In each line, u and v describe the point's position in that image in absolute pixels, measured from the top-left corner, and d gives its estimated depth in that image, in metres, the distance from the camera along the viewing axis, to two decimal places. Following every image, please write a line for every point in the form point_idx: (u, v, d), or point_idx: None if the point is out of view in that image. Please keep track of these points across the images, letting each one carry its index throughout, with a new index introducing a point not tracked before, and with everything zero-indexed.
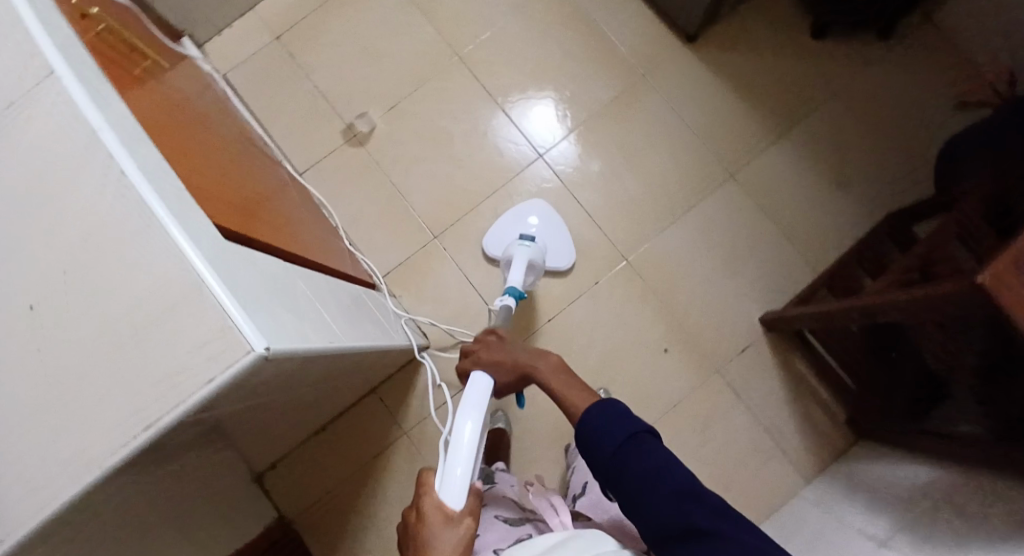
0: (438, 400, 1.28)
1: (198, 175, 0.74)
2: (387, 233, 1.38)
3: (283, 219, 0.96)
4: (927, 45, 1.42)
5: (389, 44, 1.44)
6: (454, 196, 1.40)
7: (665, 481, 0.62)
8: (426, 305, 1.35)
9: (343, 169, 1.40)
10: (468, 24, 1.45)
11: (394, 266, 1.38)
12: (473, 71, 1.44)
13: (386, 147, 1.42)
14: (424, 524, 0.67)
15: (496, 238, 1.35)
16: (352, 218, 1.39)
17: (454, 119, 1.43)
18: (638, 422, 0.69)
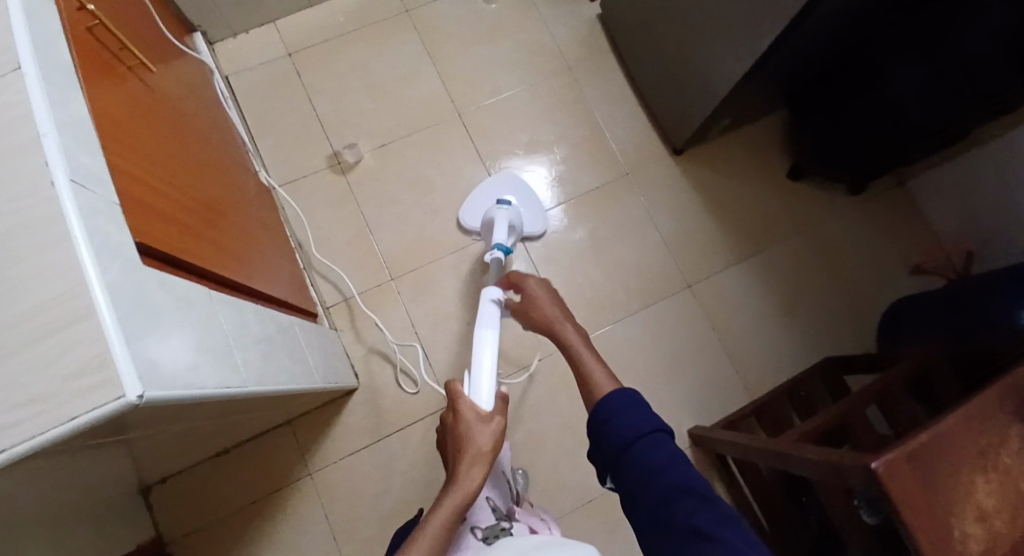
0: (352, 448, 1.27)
1: (151, 183, 0.74)
2: (346, 265, 1.38)
3: (234, 239, 0.95)
4: (895, 207, 1.50)
5: (394, 87, 1.48)
6: (420, 245, 1.40)
7: (672, 481, 0.61)
8: (366, 345, 1.34)
9: (319, 193, 1.41)
10: (473, 86, 1.50)
11: (345, 299, 1.37)
12: (469, 130, 1.48)
13: (367, 181, 1.43)
14: (462, 420, 0.83)
15: (475, 205, 1.41)
16: (316, 243, 1.39)
17: (439, 171, 1.45)
18: (658, 417, 0.69)
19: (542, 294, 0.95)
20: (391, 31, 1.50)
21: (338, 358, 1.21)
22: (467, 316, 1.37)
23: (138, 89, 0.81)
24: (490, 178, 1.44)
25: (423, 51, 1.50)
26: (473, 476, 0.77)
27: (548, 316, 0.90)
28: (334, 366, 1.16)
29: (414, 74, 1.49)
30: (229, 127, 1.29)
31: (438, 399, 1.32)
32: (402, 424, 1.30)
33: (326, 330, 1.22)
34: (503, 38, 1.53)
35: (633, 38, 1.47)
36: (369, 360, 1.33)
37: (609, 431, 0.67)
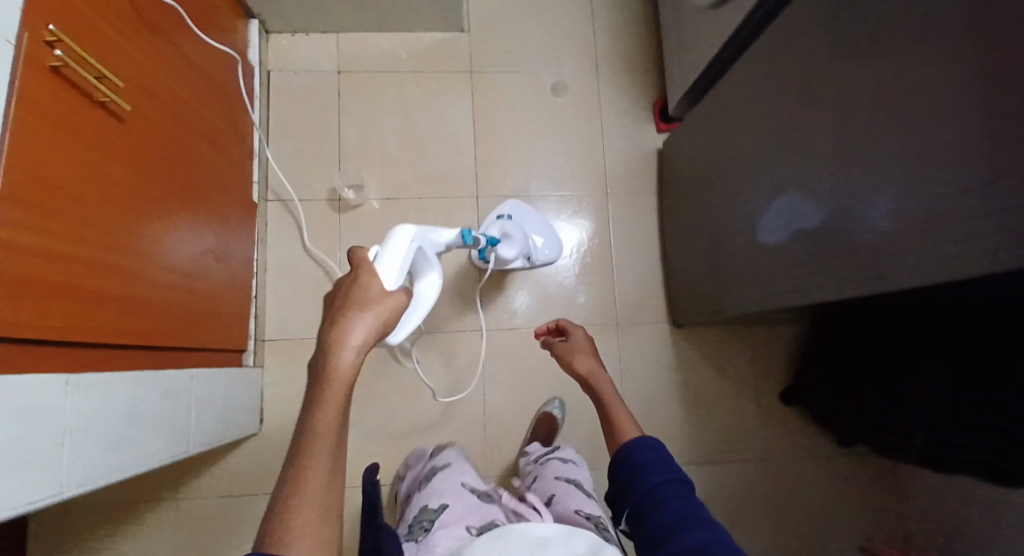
0: (228, 491, 1.23)
1: (70, 244, 0.69)
2: (301, 304, 1.31)
3: (164, 286, 0.90)
4: (875, 479, 1.37)
5: (426, 144, 1.40)
6: None
7: (695, 532, 0.65)
8: (285, 392, 1.28)
9: (306, 220, 1.34)
10: (504, 174, 1.41)
11: (286, 336, 1.30)
12: (480, 216, 1.38)
13: (359, 227, 1.35)
14: (353, 279, 0.65)
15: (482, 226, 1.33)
16: (282, 269, 1.33)
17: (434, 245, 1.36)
18: (678, 469, 0.74)
19: (591, 360, 0.97)
20: (447, 86, 1.42)
21: (240, 410, 1.14)
22: None
23: (103, 126, 0.75)
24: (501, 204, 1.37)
25: (470, 120, 1.42)
26: (353, 345, 0.60)
27: (597, 377, 0.93)
28: (235, 419, 1.12)
29: (451, 139, 1.40)
30: (244, 131, 1.24)
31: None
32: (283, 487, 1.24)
33: (246, 373, 1.17)
34: (554, 138, 1.44)
35: (682, 195, 1.36)
36: (281, 409, 1.27)
37: (638, 481, 0.73)
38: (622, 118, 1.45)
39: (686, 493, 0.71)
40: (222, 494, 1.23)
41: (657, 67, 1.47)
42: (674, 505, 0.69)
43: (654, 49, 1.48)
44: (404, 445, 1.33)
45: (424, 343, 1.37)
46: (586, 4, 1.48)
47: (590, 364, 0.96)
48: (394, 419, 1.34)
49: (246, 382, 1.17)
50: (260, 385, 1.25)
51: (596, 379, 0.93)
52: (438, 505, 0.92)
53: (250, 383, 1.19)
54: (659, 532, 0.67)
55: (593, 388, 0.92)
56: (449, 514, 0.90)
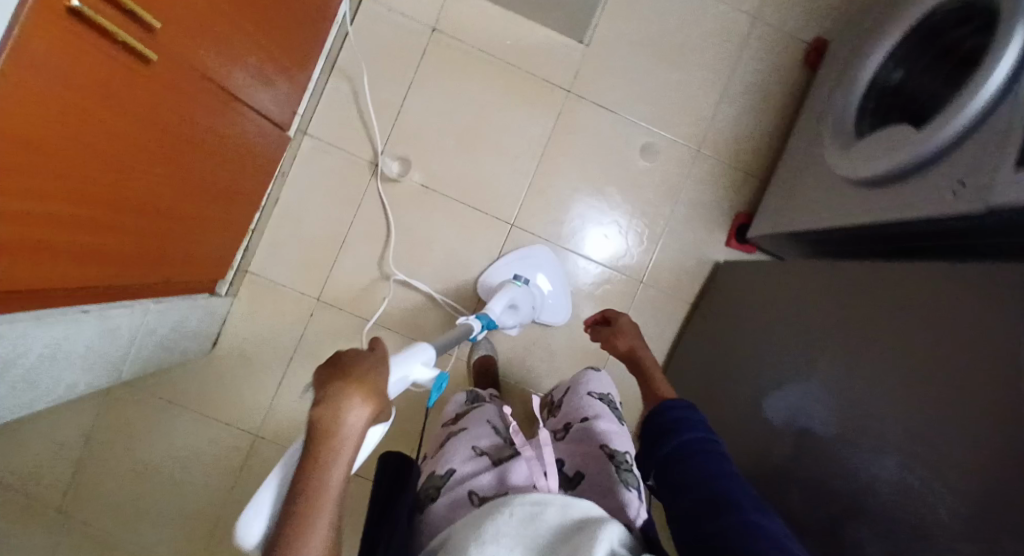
0: (156, 395, 1.21)
1: (40, 218, 0.59)
2: (295, 252, 1.25)
3: (151, 232, 0.81)
4: None
5: (487, 150, 1.27)
6: (367, 299, 1.26)
7: (726, 489, 0.56)
8: (245, 330, 1.24)
9: (334, 173, 1.25)
10: (550, 216, 1.29)
11: (270, 276, 1.25)
12: (506, 247, 1.28)
13: (382, 202, 1.26)
14: (343, 355, 0.47)
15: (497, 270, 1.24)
16: (292, 209, 1.25)
17: (446, 255, 1.27)
18: (720, 440, 0.65)
19: (630, 338, 1.06)
20: (538, 98, 1.27)
21: (188, 336, 1.11)
22: None
23: (129, 79, 0.62)
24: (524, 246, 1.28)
25: (543, 144, 1.28)
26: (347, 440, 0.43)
27: (636, 351, 1.01)
28: (179, 346, 1.10)
29: (516, 155, 1.27)
30: (301, 53, 1.08)
31: (246, 431, 1.23)
32: (201, 421, 1.22)
33: (210, 301, 1.13)
34: (619, 202, 1.30)
35: (711, 323, 1.23)
36: (232, 345, 1.24)
37: (668, 437, 0.67)
38: (698, 213, 1.31)
39: (715, 451, 0.63)
40: (149, 396, 1.21)
41: (762, 180, 1.31)
42: (696, 455, 0.62)
43: (770, 159, 1.31)
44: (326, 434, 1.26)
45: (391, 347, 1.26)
46: (723, 76, 1.29)
47: (629, 344, 1.04)
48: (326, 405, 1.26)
49: (206, 309, 1.14)
50: (220, 314, 1.21)
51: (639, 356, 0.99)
52: (444, 472, 0.72)
53: (209, 313, 1.15)
54: (682, 478, 0.61)
55: (636, 363, 0.99)
56: (459, 482, 0.70)
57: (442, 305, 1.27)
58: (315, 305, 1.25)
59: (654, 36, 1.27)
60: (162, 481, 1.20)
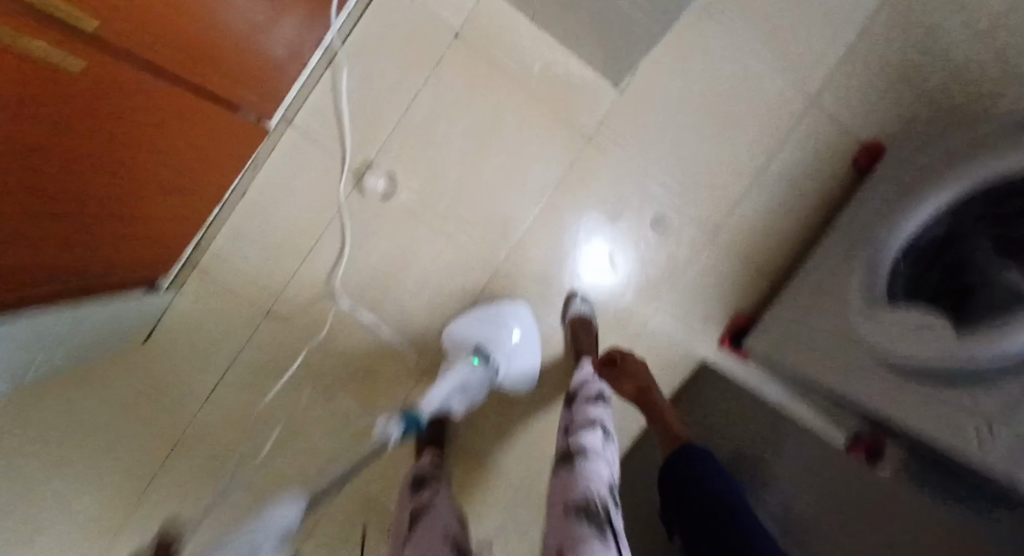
0: (55, 387, 1.04)
1: None
2: (253, 256, 1.11)
3: (68, 249, 0.66)
4: None
5: (487, 187, 1.14)
6: (324, 322, 1.14)
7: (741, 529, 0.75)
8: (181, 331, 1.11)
9: (313, 177, 1.11)
10: (541, 272, 1.17)
11: (220, 274, 1.12)
12: (486, 297, 1.16)
13: (359, 220, 1.12)
14: None
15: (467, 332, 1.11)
16: (257, 204, 1.11)
17: (419, 292, 1.15)
18: (730, 476, 0.84)
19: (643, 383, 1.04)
20: (556, 142, 1.13)
21: (115, 334, 0.97)
22: (273, 412, 1.13)
23: (13, 90, 0.44)
24: (499, 303, 1.14)
25: (550, 194, 1.15)
26: None
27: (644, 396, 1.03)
28: (108, 343, 0.96)
29: (518, 199, 1.15)
30: (291, 22, 0.87)
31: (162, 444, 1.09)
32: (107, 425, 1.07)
33: (145, 296, 0.99)
34: (618, 272, 1.19)
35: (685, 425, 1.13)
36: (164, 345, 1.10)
37: (688, 475, 0.84)
38: (697, 302, 1.20)
39: (737, 497, 0.80)
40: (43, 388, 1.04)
41: (773, 281, 1.20)
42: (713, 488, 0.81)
43: (786, 260, 1.20)
44: (244, 467, 1.12)
45: (340, 378, 1.14)
46: (763, 159, 1.16)
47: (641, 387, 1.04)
48: (255, 434, 1.12)
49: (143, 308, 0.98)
50: (155, 311, 1.06)
51: (651, 399, 1.02)
52: None
53: (141, 312, 0.99)
54: (710, 516, 0.78)
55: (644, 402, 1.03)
56: None
57: (403, 342, 1.16)
58: (264, 315, 1.13)
59: (697, 101, 1.14)
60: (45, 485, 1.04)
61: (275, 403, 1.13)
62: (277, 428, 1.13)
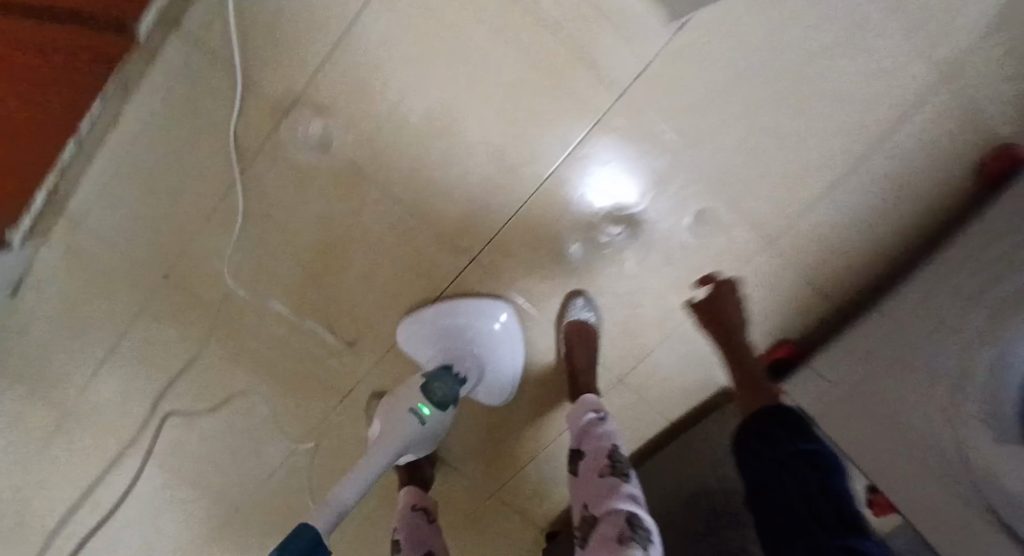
0: None
1: None
2: (140, 210, 0.83)
3: None
4: None
5: (466, 153, 0.77)
6: (235, 304, 0.89)
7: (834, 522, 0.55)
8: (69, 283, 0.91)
9: (216, 114, 0.76)
10: (526, 270, 0.87)
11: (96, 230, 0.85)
12: (448, 295, 0.88)
13: (277, 191, 0.81)
14: None
15: (433, 332, 0.89)
16: (130, 146, 0.79)
17: (360, 279, 0.87)
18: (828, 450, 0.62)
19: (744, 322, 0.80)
20: (579, 96, 0.72)
21: None
22: (186, 390, 0.95)
23: None
24: (475, 303, 0.88)
25: (557, 168, 0.77)
26: None
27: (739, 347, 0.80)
28: None
29: (509, 173, 0.78)
30: None
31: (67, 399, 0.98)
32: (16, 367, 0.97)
33: None
34: (629, 279, 0.88)
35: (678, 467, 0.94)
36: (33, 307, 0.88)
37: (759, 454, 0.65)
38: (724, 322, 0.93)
39: (829, 461, 0.61)
40: None
41: (832, 320, 0.85)
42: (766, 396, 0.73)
43: (863, 296, 0.83)
44: (155, 437, 1.00)
45: (258, 366, 0.93)
46: (882, 155, 0.71)
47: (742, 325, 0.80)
48: (165, 410, 0.98)
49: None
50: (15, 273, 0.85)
51: (742, 346, 0.80)
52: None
53: None
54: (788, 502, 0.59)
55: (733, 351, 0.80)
56: None
57: (336, 337, 0.91)
58: (158, 287, 0.87)
59: (837, 49, 0.66)
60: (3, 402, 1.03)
61: (182, 384, 0.95)
62: (190, 409, 0.97)
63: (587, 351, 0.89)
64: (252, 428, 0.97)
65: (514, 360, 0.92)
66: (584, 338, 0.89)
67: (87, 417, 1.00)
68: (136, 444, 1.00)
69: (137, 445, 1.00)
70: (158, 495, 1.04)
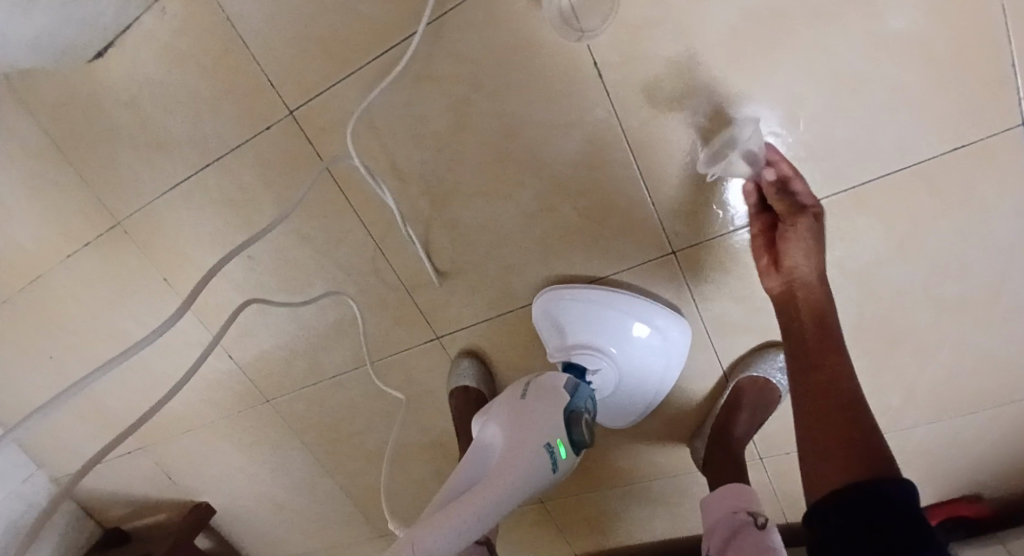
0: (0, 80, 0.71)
1: None
2: (273, 16, 0.60)
3: None
4: None
5: (754, 107, 0.54)
6: (352, 182, 0.68)
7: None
8: (135, 78, 0.68)
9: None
10: (737, 291, 0.63)
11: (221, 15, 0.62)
12: (615, 275, 0.66)
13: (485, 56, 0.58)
14: None
15: (565, 315, 0.67)
16: None
17: (521, 214, 0.65)
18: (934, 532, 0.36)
19: (812, 257, 0.55)
20: (971, 84, 0.49)
21: None
22: (256, 256, 0.75)
23: None
24: (630, 295, 0.65)
25: (880, 178, 0.54)
26: None
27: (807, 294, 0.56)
28: None
29: (802, 161, 0.55)
30: None
31: (105, 222, 0.79)
32: (46, 165, 0.77)
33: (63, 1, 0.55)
34: (855, 354, 0.66)
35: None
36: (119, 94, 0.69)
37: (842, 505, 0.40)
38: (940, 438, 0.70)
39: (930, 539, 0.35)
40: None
41: None
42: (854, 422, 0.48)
43: None
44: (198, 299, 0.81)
45: (349, 263, 0.73)
46: None
47: (808, 265, 0.55)
48: (216, 277, 0.78)
49: (48, 8, 0.55)
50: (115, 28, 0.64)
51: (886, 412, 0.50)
52: None
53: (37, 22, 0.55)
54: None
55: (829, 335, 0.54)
56: None
57: (465, 263, 0.70)
58: (276, 119, 0.65)
59: None
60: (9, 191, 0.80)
61: (251, 252, 0.75)
62: (243, 283, 0.77)
63: (755, 412, 0.67)
64: (315, 329, 0.79)
65: (660, 385, 0.69)
66: (761, 398, 0.65)
67: (121, 251, 0.80)
68: (171, 300, 0.82)
69: (174, 301, 0.82)
70: (183, 361, 0.87)
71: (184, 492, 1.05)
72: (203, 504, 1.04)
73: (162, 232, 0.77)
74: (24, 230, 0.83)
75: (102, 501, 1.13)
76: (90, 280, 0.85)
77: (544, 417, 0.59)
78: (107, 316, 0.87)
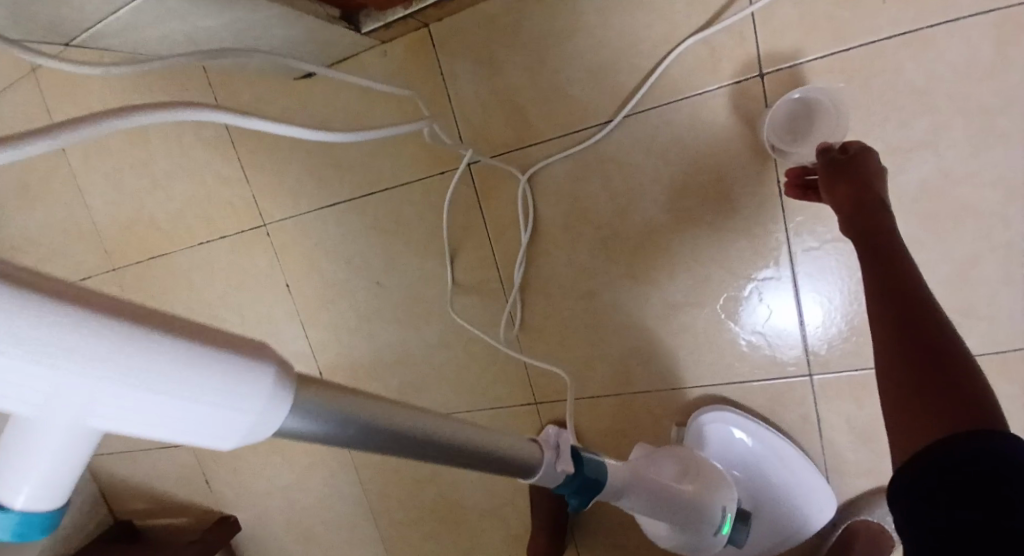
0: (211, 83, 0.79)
1: None
2: (481, 81, 0.67)
3: None
4: None
5: (927, 255, 0.56)
6: (503, 237, 0.71)
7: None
8: (331, 105, 0.74)
9: (659, 23, 0.58)
10: (868, 427, 0.62)
11: (433, 70, 0.68)
12: (743, 384, 0.66)
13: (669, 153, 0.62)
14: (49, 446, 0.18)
15: (698, 446, 0.66)
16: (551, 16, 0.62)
17: (660, 301, 0.67)
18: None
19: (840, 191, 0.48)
20: None
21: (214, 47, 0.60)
22: (385, 284, 0.78)
23: None
24: (768, 429, 0.65)
25: None
26: None
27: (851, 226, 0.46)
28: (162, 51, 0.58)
29: (965, 314, 0.56)
30: None
31: (250, 220, 0.83)
32: (217, 161, 0.83)
33: (314, 32, 0.61)
34: None
35: None
36: (311, 114, 0.75)
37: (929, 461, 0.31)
38: None
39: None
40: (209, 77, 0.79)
41: None
42: (932, 357, 0.36)
43: None
44: (312, 309, 0.83)
45: (473, 310, 0.75)
46: None
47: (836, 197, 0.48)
48: (339, 293, 0.81)
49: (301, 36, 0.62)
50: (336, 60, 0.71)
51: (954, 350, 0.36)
52: None
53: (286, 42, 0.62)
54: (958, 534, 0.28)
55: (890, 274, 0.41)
56: None
57: (589, 338, 0.71)
58: (453, 167, 0.70)
59: None
60: (174, 176, 0.86)
61: (381, 279, 0.78)
62: (364, 305, 0.80)
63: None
64: (417, 365, 0.80)
65: (794, 531, 0.66)
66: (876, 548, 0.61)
67: (255, 250, 0.84)
68: (284, 305, 0.84)
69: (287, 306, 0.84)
70: None
71: (215, 500, 1.01)
72: (228, 518, 1.00)
73: (302, 241, 0.81)
74: (172, 212, 0.88)
75: (125, 490, 1.09)
76: (212, 270, 0.88)
77: (722, 485, 0.59)
78: (214, 306, 0.90)
